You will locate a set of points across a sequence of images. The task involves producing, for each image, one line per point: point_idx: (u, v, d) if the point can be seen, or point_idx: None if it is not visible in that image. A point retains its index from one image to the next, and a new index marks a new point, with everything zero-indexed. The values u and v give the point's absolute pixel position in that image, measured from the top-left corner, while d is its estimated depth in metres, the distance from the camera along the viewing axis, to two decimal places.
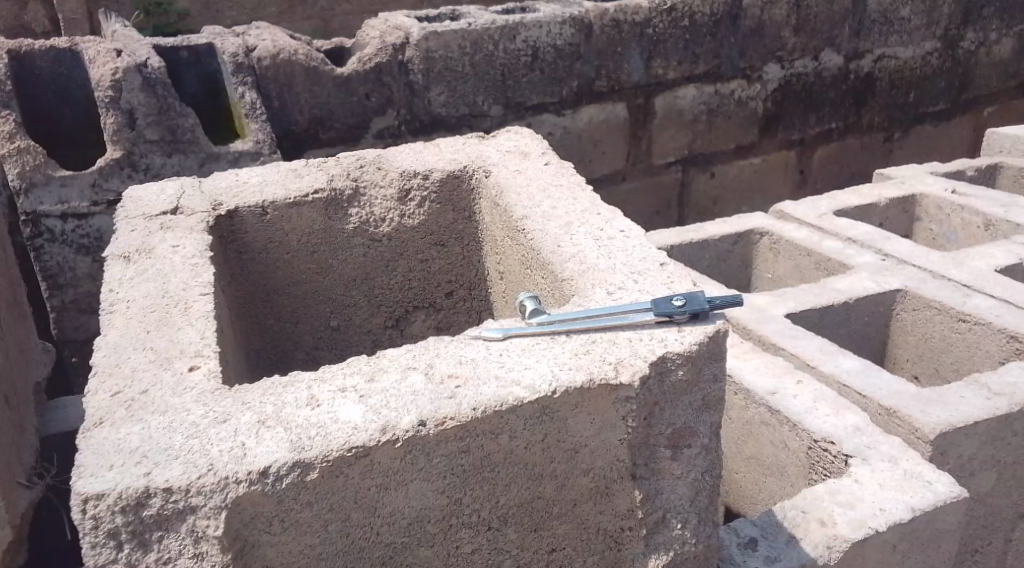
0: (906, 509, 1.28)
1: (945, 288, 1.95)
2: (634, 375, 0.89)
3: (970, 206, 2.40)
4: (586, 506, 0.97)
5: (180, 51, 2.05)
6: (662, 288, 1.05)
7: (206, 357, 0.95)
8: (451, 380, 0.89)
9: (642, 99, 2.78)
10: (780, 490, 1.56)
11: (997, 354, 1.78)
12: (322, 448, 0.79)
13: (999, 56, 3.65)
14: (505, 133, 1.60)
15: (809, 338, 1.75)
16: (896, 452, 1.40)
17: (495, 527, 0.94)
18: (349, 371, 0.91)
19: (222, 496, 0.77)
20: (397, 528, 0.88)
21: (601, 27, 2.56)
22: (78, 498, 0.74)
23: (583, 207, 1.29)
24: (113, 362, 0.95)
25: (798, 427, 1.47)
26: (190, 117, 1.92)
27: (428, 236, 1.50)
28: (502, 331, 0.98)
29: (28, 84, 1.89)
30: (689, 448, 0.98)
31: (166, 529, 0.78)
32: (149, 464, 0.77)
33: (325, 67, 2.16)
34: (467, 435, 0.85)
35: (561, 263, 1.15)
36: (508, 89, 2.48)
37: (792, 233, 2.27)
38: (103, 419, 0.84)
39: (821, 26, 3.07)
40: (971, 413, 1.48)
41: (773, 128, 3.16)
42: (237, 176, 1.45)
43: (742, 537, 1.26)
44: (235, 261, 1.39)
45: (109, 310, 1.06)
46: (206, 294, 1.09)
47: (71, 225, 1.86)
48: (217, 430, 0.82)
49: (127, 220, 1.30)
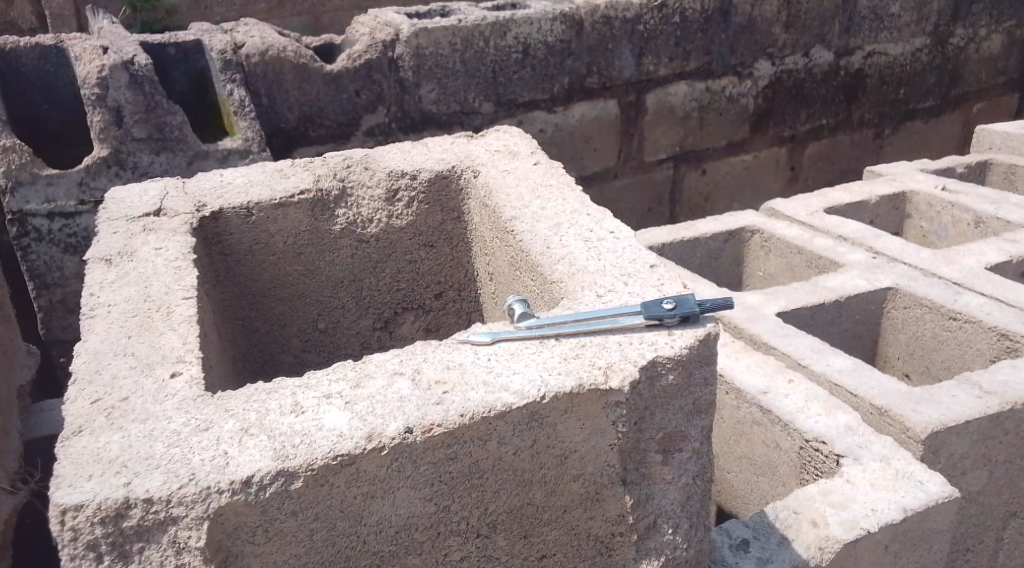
0: (898, 509, 1.27)
1: (936, 286, 1.94)
2: (624, 380, 0.88)
3: (960, 202, 2.40)
4: (576, 512, 0.96)
5: (168, 47, 2.02)
6: (652, 291, 1.04)
7: (188, 363, 0.93)
8: (438, 386, 0.87)
9: (633, 96, 2.77)
10: (772, 490, 1.55)
11: (988, 352, 1.78)
12: (307, 457, 0.78)
13: (989, 52, 3.65)
14: (494, 132, 1.59)
15: (800, 337, 1.74)
16: (888, 452, 1.39)
17: (485, 534, 0.93)
18: (335, 377, 0.90)
19: (204, 507, 0.75)
20: (384, 537, 0.87)
21: (592, 23, 2.54)
22: (57, 510, 0.73)
23: (572, 207, 1.27)
24: (93, 369, 0.93)
25: (790, 426, 1.47)
26: (178, 115, 1.89)
27: (416, 237, 1.48)
28: (491, 335, 0.96)
29: (13, 81, 1.86)
30: (680, 452, 0.97)
31: (148, 540, 0.76)
32: (129, 475, 0.76)
33: (315, 65, 2.13)
34: (454, 442, 0.84)
35: (551, 264, 1.13)
36: (498, 86, 2.46)
37: (783, 231, 2.26)
38: (82, 427, 0.83)
39: (812, 23, 3.06)
40: (962, 411, 1.48)
41: (764, 124, 3.15)
42: (221, 176, 1.43)
43: (734, 539, 1.26)
44: (220, 263, 1.37)
45: (90, 314, 1.04)
46: (190, 298, 1.07)
47: (58, 224, 1.83)
48: (199, 439, 0.80)
49: (109, 222, 1.28)
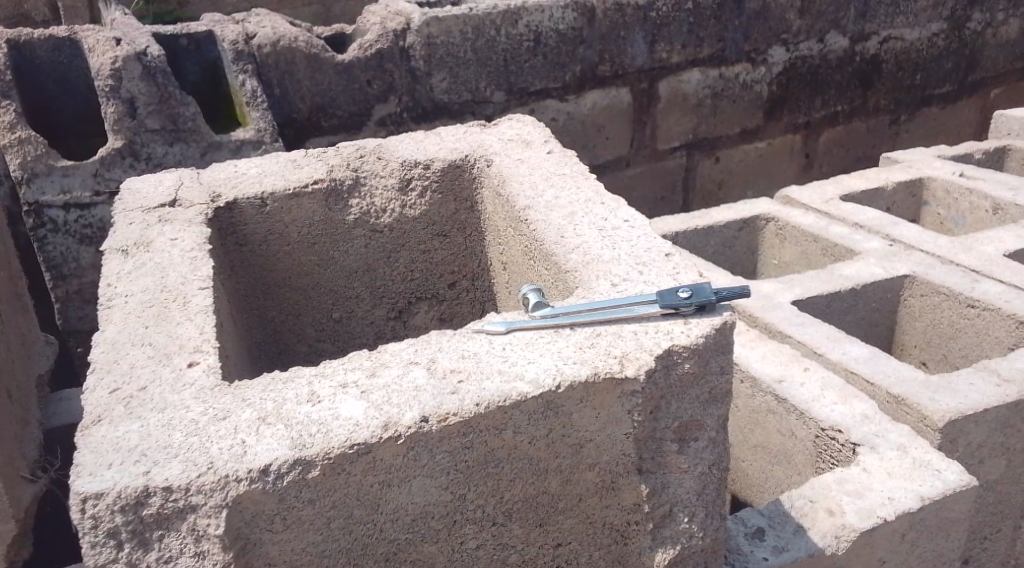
0: (916, 498, 1.26)
1: (953, 273, 1.93)
2: (640, 369, 0.88)
3: (978, 189, 2.37)
4: (592, 501, 0.96)
5: (180, 39, 2.02)
6: (668, 280, 1.03)
7: (205, 352, 0.94)
8: (453, 375, 0.87)
9: (646, 84, 2.75)
10: (787, 478, 1.55)
11: (1006, 340, 1.76)
12: (324, 446, 0.78)
13: (1007, 37, 3.59)
14: (507, 120, 1.58)
15: (816, 325, 1.74)
16: (905, 441, 1.38)
17: (500, 523, 0.93)
18: (351, 366, 0.90)
19: (223, 495, 0.76)
20: (401, 525, 0.87)
21: (604, 10, 2.53)
22: (78, 498, 0.73)
23: (587, 196, 1.27)
24: (112, 359, 0.93)
25: (806, 415, 1.46)
26: (191, 106, 1.90)
27: (430, 226, 1.48)
28: (506, 324, 0.96)
29: (28, 74, 1.87)
30: (696, 441, 0.96)
31: (167, 528, 0.77)
32: (148, 463, 0.76)
33: (326, 54, 2.13)
34: (470, 431, 0.84)
35: (566, 253, 1.13)
36: (510, 74, 2.45)
37: (798, 219, 2.24)
38: (102, 416, 0.83)
39: (827, 8, 3.03)
40: (980, 400, 1.47)
41: (779, 110, 3.13)
42: (236, 167, 1.43)
43: (750, 527, 1.25)
44: (235, 254, 1.37)
45: (107, 304, 1.05)
46: (206, 288, 1.07)
47: (74, 215, 1.84)
48: (217, 428, 0.81)
49: (125, 214, 1.29)
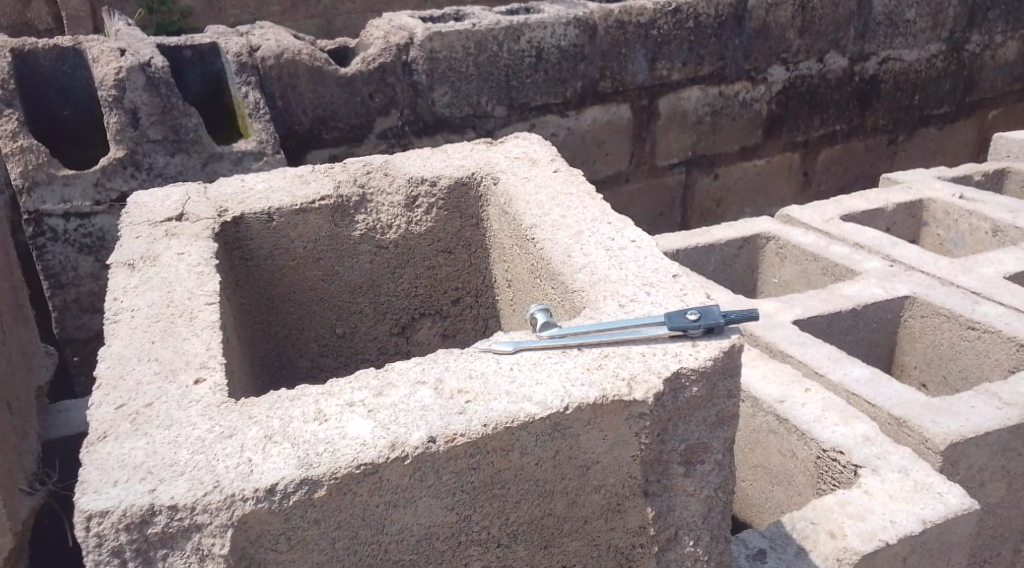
0: (918, 522, 1.26)
1: (953, 295, 1.93)
2: (648, 391, 0.88)
3: (977, 211, 2.38)
4: (597, 522, 0.96)
5: (184, 51, 2.03)
6: (675, 301, 1.03)
7: (211, 369, 0.93)
8: (461, 395, 0.87)
9: (646, 101, 2.77)
10: (789, 499, 1.54)
11: (1006, 362, 1.76)
12: (331, 465, 0.78)
13: (1004, 59, 3.62)
14: (513, 138, 1.59)
15: (818, 346, 1.73)
16: (907, 463, 1.38)
17: (505, 544, 0.92)
18: (358, 385, 0.90)
19: (228, 515, 0.75)
20: (405, 546, 0.86)
21: (606, 28, 2.54)
22: (83, 516, 0.73)
23: (593, 215, 1.27)
24: (118, 373, 0.93)
25: (807, 436, 1.46)
26: (194, 117, 1.90)
27: (436, 242, 1.48)
28: (513, 344, 0.96)
29: (31, 83, 1.87)
30: (702, 464, 0.96)
31: (171, 547, 0.76)
32: (154, 481, 0.76)
33: (329, 68, 2.14)
34: (477, 452, 0.83)
35: (572, 273, 1.13)
36: (512, 89, 2.46)
37: (799, 238, 2.25)
38: (108, 432, 0.83)
39: (826, 28, 3.05)
40: (982, 423, 1.46)
41: (778, 128, 3.14)
42: (243, 181, 1.43)
43: (751, 549, 1.26)
44: (240, 269, 1.37)
45: (112, 318, 1.05)
46: (212, 303, 1.07)
47: (74, 224, 1.84)
48: (224, 446, 0.80)
49: (131, 227, 1.29)
